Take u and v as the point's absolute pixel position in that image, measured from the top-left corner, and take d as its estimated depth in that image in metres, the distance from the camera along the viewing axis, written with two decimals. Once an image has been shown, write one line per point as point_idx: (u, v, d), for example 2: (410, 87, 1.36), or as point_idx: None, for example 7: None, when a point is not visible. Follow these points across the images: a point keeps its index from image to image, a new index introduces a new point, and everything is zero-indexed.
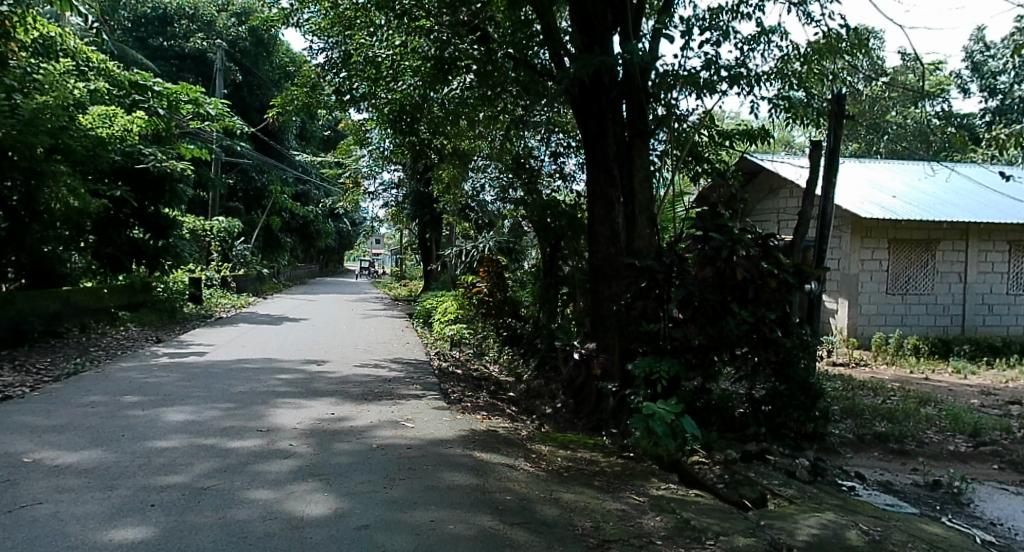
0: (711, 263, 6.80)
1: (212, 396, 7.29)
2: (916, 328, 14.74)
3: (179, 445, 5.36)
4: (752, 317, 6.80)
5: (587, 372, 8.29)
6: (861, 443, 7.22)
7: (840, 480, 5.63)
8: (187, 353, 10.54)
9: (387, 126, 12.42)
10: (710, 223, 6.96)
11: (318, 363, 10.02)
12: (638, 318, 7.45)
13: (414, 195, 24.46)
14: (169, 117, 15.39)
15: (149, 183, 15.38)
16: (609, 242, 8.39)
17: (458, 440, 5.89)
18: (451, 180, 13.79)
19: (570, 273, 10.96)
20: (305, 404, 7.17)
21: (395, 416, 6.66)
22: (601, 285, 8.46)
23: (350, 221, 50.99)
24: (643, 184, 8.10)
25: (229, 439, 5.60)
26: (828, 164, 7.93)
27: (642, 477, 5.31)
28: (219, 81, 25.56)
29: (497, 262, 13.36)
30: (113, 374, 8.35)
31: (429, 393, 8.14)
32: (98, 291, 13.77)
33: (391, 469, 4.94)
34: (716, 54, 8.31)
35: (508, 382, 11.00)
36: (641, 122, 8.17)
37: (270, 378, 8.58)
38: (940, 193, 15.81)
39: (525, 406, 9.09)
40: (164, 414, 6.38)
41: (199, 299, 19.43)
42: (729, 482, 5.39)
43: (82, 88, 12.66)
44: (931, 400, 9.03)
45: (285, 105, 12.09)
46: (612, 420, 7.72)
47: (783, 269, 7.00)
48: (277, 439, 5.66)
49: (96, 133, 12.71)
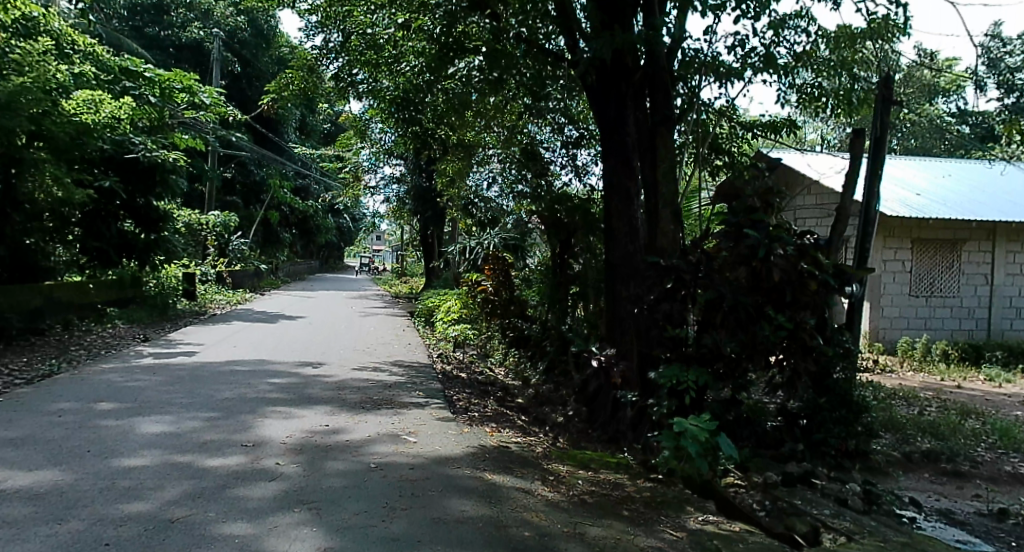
0: (745, 263, 6.23)
1: (194, 404, 6.65)
2: (941, 332, 14.09)
3: (150, 464, 4.70)
4: (791, 323, 6.19)
5: (605, 380, 7.69)
6: (908, 462, 6.59)
7: (898, 509, 4.99)
8: (175, 353, 9.89)
9: (389, 115, 11.79)
10: (743, 217, 6.36)
11: (314, 367, 9.37)
12: (663, 321, 6.86)
13: (415, 190, 23.86)
14: (162, 106, 14.67)
15: (140, 174, 14.79)
16: (627, 239, 7.73)
17: (467, 459, 5.24)
18: (456, 175, 13.18)
19: (581, 271, 10.30)
20: (297, 413, 6.52)
21: (396, 429, 6.01)
22: (617, 286, 7.81)
23: (351, 217, 50.39)
24: (666, 174, 7.44)
25: (207, 456, 4.95)
26: (873, 156, 7.20)
27: (677, 506, 4.67)
28: (217, 71, 24.98)
29: (503, 261, 12.68)
30: (91, 377, 7.70)
31: (432, 402, 7.49)
32: (84, 286, 13.14)
33: (391, 496, 4.29)
34: (746, 34, 7.64)
35: (515, 388, 10.36)
36: (664, 105, 7.41)
37: (261, 383, 7.92)
38: (967, 191, 15.11)
39: (536, 413, 8.45)
40: (140, 425, 5.74)
41: (193, 295, 18.81)
42: (773, 510, 4.76)
43: (66, 71, 11.94)
44: (974, 413, 8.40)
45: (279, 90, 11.41)
46: (631, 433, 7.15)
47: (823, 270, 6.30)
48: (262, 457, 5.01)
49: (80, 120, 12.10)
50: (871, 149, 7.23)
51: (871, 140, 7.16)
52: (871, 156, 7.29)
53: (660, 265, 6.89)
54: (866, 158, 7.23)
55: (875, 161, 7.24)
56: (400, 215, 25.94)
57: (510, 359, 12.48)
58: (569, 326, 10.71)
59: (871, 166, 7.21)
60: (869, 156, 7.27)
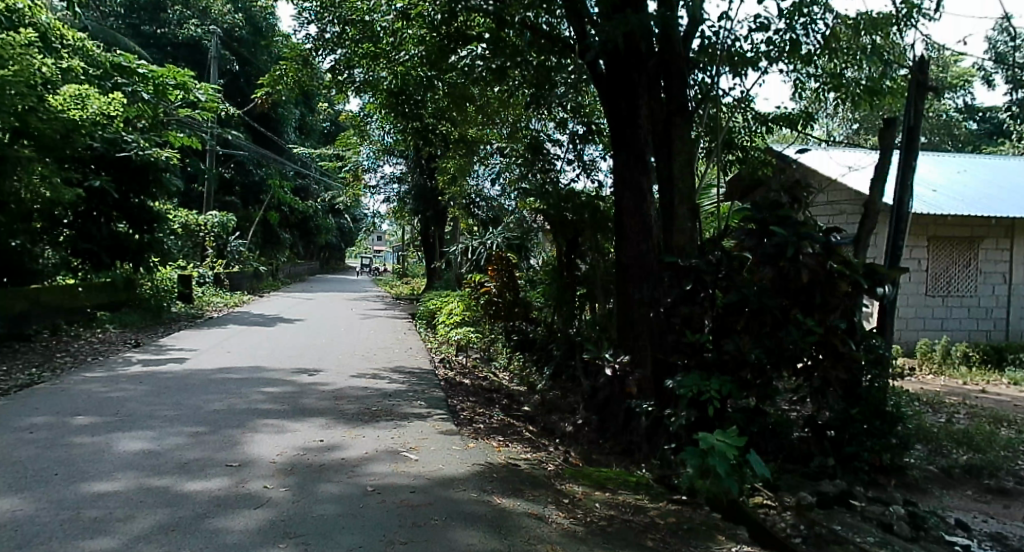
0: (771, 263, 5.77)
1: (180, 418, 6.19)
2: (958, 333, 13.63)
3: (123, 489, 4.26)
4: (821, 328, 5.75)
5: (618, 388, 7.28)
6: (947, 476, 6.15)
7: (948, 535, 4.55)
8: (165, 360, 9.45)
9: (388, 110, 11.34)
10: (770, 214, 5.92)
11: (309, 374, 8.92)
12: (681, 325, 6.45)
13: (417, 189, 23.30)
14: (156, 103, 14.23)
15: (133, 173, 14.42)
16: (640, 238, 7.25)
17: (473, 480, 4.79)
18: (457, 172, 12.77)
19: (588, 272, 9.87)
20: (290, 426, 6.08)
21: (396, 445, 5.57)
22: (629, 289, 7.34)
23: (351, 217, 49.86)
24: (682, 167, 7.07)
25: (187, 479, 4.51)
26: (906, 147, 6.78)
27: (705, 533, 4.23)
28: (213, 68, 24.54)
29: (507, 260, 12.35)
30: (72, 388, 7.25)
31: (435, 412, 7.04)
32: (73, 289, 12.70)
33: (389, 527, 3.85)
34: (768, 17, 7.22)
35: (520, 394, 9.90)
36: (678, 95, 7.08)
37: (253, 393, 7.49)
38: (983, 187, 14.65)
39: (544, 423, 8.02)
40: (118, 441, 5.29)
41: (189, 298, 18.35)
42: (810, 537, 4.32)
43: (51, 64, 11.48)
44: (1006, 421, 7.95)
45: (273, 83, 10.89)
46: (646, 445, 6.74)
47: (854, 270, 5.87)
48: (248, 479, 4.57)
49: (68, 116, 11.62)
50: (903, 141, 6.83)
51: (904, 130, 6.76)
52: (903, 148, 6.88)
53: (678, 265, 6.47)
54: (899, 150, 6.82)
55: (908, 154, 6.83)
56: (400, 215, 25.47)
57: (514, 363, 12.03)
58: (577, 329, 10.28)
59: (903, 158, 6.80)
60: (902, 148, 6.86)
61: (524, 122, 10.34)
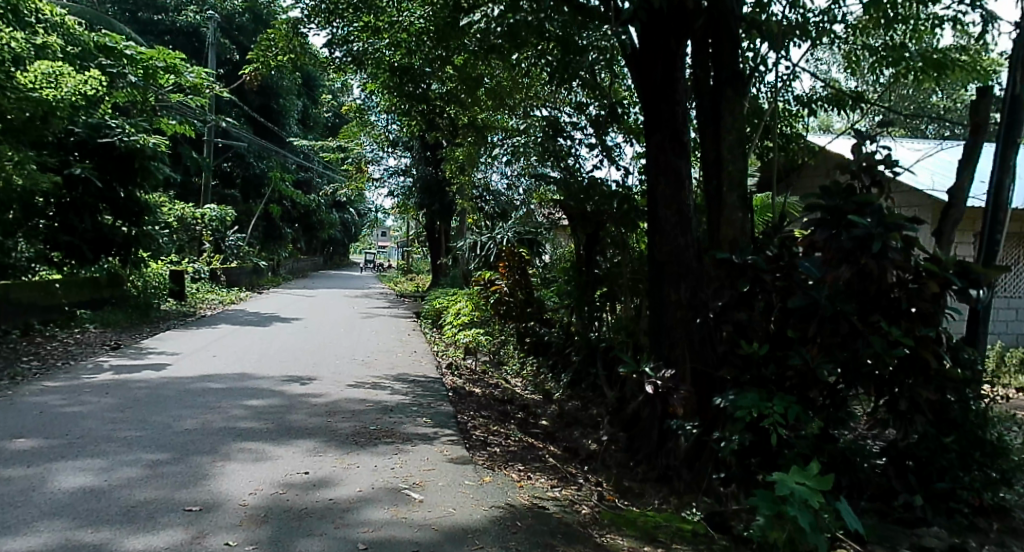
0: (849, 260, 4.79)
1: (141, 441, 5.22)
2: (1006, 337, 12.58)
3: (40, 548, 3.28)
4: (911, 339, 4.75)
5: (653, 406, 6.30)
6: None
7: None
8: (142, 365, 8.51)
9: (389, 90, 10.39)
10: (845, 201, 4.92)
11: (301, 383, 7.95)
12: (733, 334, 5.45)
13: (422, 182, 22.19)
14: (143, 86, 13.49)
15: (117, 161, 13.54)
16: (678, 232, 6.30)
17: (492, 532, 3.82)
18: (466, 160, 11.84)
19: (612, 270, 8.91)
20: (273, 452, 5.12)
21: (396, 480, 4.59)
22: (665, 291, 6.35)
23: (354, 211, 48.90)
24: (733, 149, 5.94)
25: (128, 531, 3.54)
26: (1010, 119, 5.85)
27: None
28: (212, 56, 23.30)
29: (519, 256, 11.37)
30: (25, 400, 6.31)
31: (443, 432, 6.09)
32: (49, 284, 11.79)
33: None
34: None
35: (536, 404, 8.96)
36: (729, 64, 5.98)
37: (234, 407, 6.53)
38: None
39: (566, 443, 7.05)
40: (55, 474, 4.33)
41: (182, 295, 17.41)
42: None
43: (21, 38, 10.54)
44: None
45: (265, 60, 9.99)
46: (687, 472, 5.79)
47: (946, 269, 4.89)
48: (208, 531, 3.60)
49: (40, 95, 10.67)
50: (1007, 113, 5.89)
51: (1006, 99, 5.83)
52: (1007, 122, 5.93)
53: (731, 263, 5.43)
54: (1001, 125, 5.90)
55: (1011, 127, 5.89)
56: (405, 209, 24.55)
57: (527, 369, 11.08)
58: (598, 333, 9.31)
59: (1006, 132, 5.87)
60: (1004, 122, 5.93)
61: (533, 108, 9.44)
